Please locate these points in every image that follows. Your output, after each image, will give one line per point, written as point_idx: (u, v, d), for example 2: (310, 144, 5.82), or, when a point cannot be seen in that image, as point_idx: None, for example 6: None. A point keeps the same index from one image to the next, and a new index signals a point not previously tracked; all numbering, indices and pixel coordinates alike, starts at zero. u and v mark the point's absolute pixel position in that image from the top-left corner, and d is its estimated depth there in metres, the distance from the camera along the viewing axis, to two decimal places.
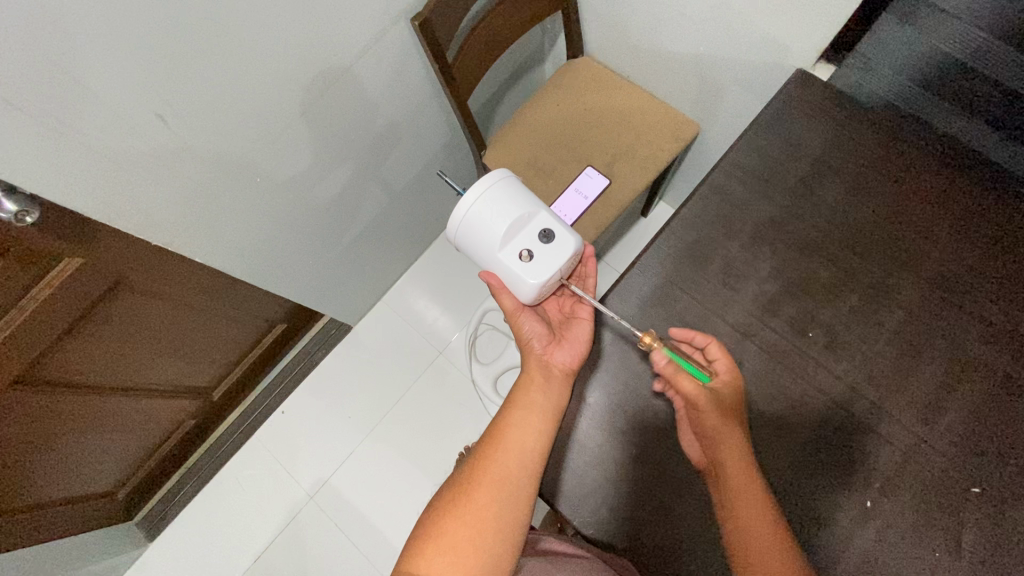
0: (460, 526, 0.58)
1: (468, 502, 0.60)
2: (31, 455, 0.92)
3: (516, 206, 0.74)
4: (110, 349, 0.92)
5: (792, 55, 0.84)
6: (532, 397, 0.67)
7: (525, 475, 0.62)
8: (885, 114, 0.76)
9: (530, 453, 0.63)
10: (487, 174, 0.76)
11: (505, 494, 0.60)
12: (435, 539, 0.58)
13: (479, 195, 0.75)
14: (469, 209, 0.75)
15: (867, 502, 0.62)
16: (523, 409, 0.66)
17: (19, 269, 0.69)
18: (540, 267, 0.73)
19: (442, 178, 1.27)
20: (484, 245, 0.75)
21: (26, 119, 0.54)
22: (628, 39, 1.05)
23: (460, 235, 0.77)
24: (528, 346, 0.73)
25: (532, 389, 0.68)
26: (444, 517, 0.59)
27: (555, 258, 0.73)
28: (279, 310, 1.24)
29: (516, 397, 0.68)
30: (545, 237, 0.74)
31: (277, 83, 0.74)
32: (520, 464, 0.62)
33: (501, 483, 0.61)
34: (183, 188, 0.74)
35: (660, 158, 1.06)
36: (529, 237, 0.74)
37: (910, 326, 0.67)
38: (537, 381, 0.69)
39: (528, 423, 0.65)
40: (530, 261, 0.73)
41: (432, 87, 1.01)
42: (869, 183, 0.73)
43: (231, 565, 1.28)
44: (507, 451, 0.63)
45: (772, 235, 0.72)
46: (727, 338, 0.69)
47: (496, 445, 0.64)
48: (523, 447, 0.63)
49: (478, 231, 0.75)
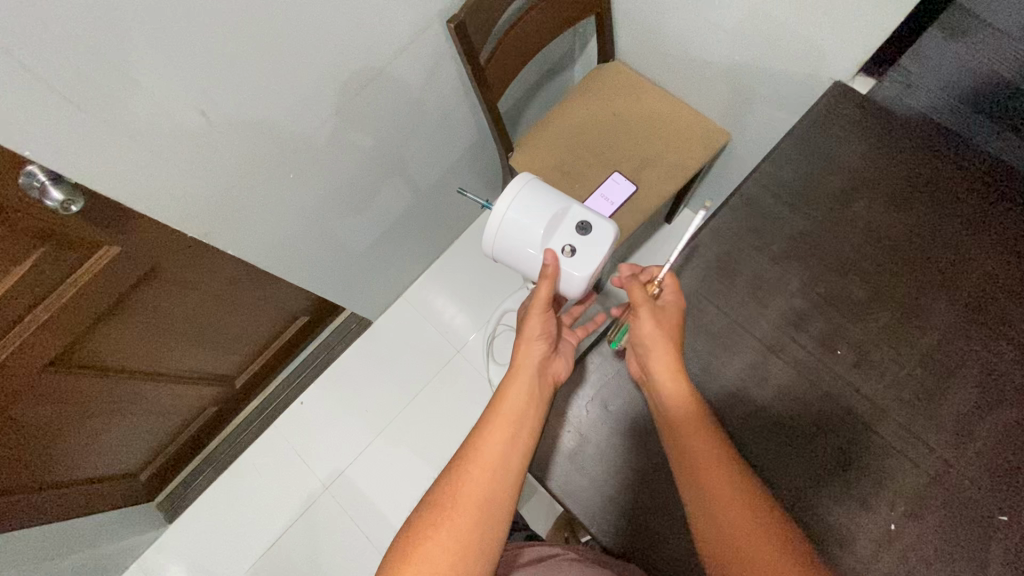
0: (443, 549, 0.55)
1: (447, 522, 0.57)
2: (59, 434, 0.95)
3: (549, 204, 0.77)
4: (140, 335, 0.94)
5: (833, 64, 0.82)
6: (518, 417, 0.66)
7: (506, 491, 0.60)
8: (923, 129, 0.74)
9: (512, 472, 0.62)
10: (514, 180, 0.79)
11: (486, 514, 0.58)
12: (415, 563, 0.54)
13: (512, 201, 0.78)
14: (507, 215, 0.78)
15: (891, 525, 0.61)
16: (508, 422, 0.65)
17: (63, 255, 0.72)
18: (586, 260, 0.76)
19: (465, 196, 1.33)
20: (525, 248, 0.78)
21: (74, 111, 0.56)
22: (661, 45, 1.04)
23: (501, 243, 0.80)
24: (529, 345, 0.73)
25: (518, 408, 0.66)
26: (422, 539, 0.56)
27: (596, 250, 0.76)
28: (302, 303, 1.26)
29: (496, 411, 0.66)
30: (581, 229, 0.77)
31: (314, 80, 0.75)
32: (502, 479, 0.61)
33: (484, 502, 0.59)
34: (219, 180, 0.75)
35: (687, 166, 1.05)
36: (567, 233, 0.77)
37: (941, 347, 0.66)
38: (528, 398, 0.68)
39: (513, 444, 0.63)
40: (573, 256, 0.77)
41: (463, 89, 1.02)
42: (905, 200, 0.72)
43: (247, 550, 1.30)
44: (488, 468, 0.61)
45: (803, 249, 0.72)
46: (753, 352, 0.69)
47: (476, 461, 0.61)
48: (506, 467, 0.62)
49: (518, 238, 0.78)
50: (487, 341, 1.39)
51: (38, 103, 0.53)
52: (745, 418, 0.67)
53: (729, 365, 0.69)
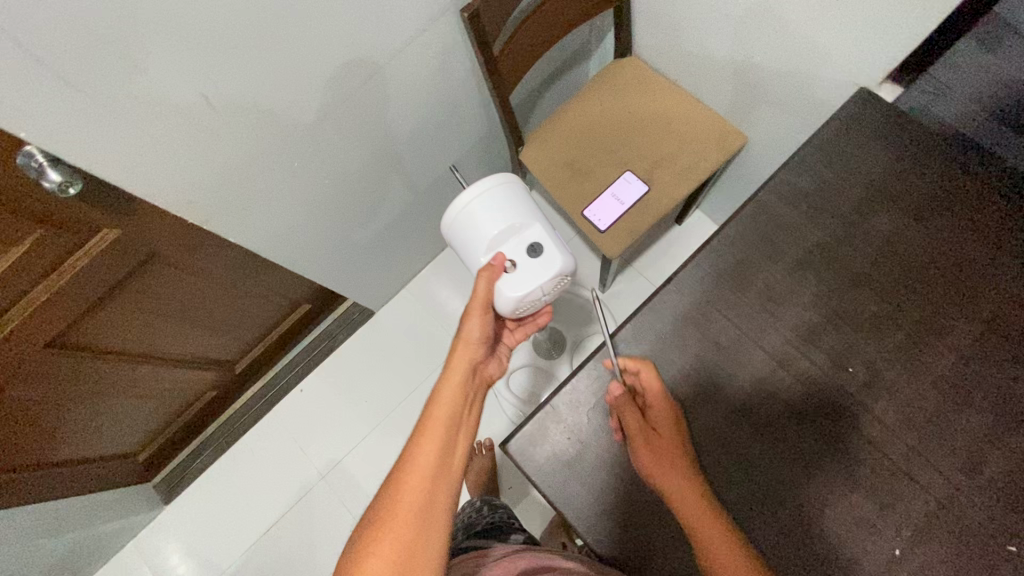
0: (387, 567, 0.51)
1: (389, 538, 0.52)
2: (55, 414, 0.95)
3: (512, 214, 0.75)
4: (139, 319, 0.93)
5: (862, 69, 0.78)
6: (456, 412, 0.62)
7: (450, 495, 0.57)
8: (952, 139, 0.71)
9: (454, 471, 0.59)
10: (490, 177, 0.77)
11: (432, 521, 0.54)
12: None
13: (484, 191, 0.75)
14: (474, 201, 0.75)
15: (894, 550, 0.60)
16: (446, 421, 0.61)
17: (61, 237, 0.71)
18: (523, 281, 0.74)
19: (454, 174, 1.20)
20: (476, 238, 0.76)
21: (75, 93, 0.54)
22: (680, 41, 1.01)
23: (456, 223, 0.77)
24: (467, 344, 0.69)
25: (456, 402, 0.63)
26: (365, 557, 0.51)
27: (536, 277, 0.74)
28: (304, 291, 1.25)
29: (433, 408, 0.62)
30: (533, 251, 0.75)
31: (321, 68, 0.73)
32: (444, 483, 0.57)
33: (426, 512, 0.55)
34: (222, 168, 0.74)
35: (702, 167, 1.02)
36: (517, 247, 0.76)
37: (958, 369, 0.64)
38: (466, 392, 0.65)
39: (453, 442, 0.60)
40: (512, 271, 0.75)
41: (475, 81, 0.99)
42: (928, 215, 0.69)
43: (242, 535, 1.31)
44: (429, 474, 0.57)
45: (819, 262, 0.69)
46: (762, 366, 0.67)
47: (414, 469, 0.57)
48: (449, 468, 0.58)
49: (471, 229, 0.76)
50: None
51: (35, 85, 0.51)
52: (748, 435, 0.65)
53: (737, 379, 0.67)
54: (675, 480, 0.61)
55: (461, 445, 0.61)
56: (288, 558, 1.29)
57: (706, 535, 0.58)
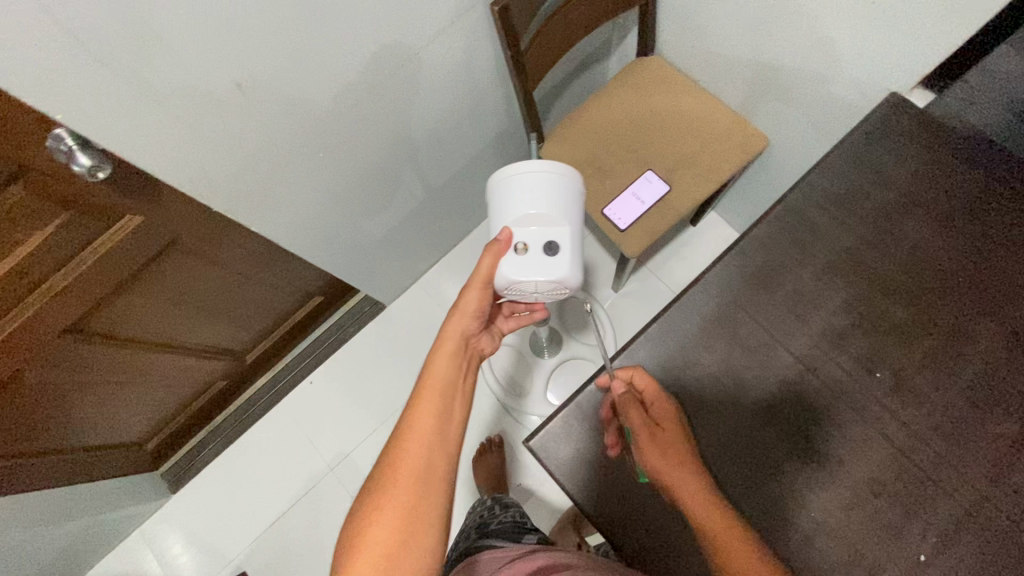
0: (387, 532, 0.53)
1: (387, 504, 0.55)
2: (67, 400, 0.95)
3: (553, 204, 0.67)
4: (156, 307, 0.93)
5: (890, 74, 0.78)
6: (449, 380, 0.63)
7: (445, 462, 0.58)
8: (986, 147, 0.70)
9: (450, 438, 0.60)
10: (554, 163, 0.69)
11: (429, 486, 0.56)
12: (360, 552, 0.53)
13: (538, 171, 0.67)
14: (524, 174, 0.67)
15: (920, 555, 0.60)
16: (440, 389, 0.62)
17: (86, 222, 0.71)
18: (523, 265, 0.66)
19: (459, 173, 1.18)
20: (504, 207, 0.68)
21: (112, 76, 0.54)
22: (706, 41, 1.01)
23: (495, 187, 0.70)
24: (460, 317, 0.67)
25: (448, 370, 0.64)
26: (367, 525, 0.54)
27: (537, 271, 0.66)
28: (317, 283, 1.24)
29: (426, 377, 0.63)
30: (550, 248, 0.67)
31: (351, 59, 0.72)
32: (440, 450, 0.58)
33: (422, 477, 0.56)
34: (248, 156, 0.73)
35: (724, 169, 1.02)
36: (538, 236, 0.67)
37: (987, 378, 0.63)
38: (457, 361, 0.65)
39: (447, 410, 0.61)
40: (521, 253, 0.66)
41: (499, 76, 0.98)
42: (959, 222, 0.68)
43: (249, 525, 1.31)
44: (423, 441, 0.58)
45: (848, 266, 0.69)
46: (789, 369, 0.67)
47: (409, 439, 0.58)
48: (444, 434, 0.59)
49: (506, 196, 0.68)
50: None
51: (74, 64, 0.51)
52: (773, 437, 0.65)
53: (763, 382, 0.67)
54: (686, 486, 0.62)
55: (456, 412, 0.62)
56: (294, 550, 1.29)
57: (724, 547, 0.58)
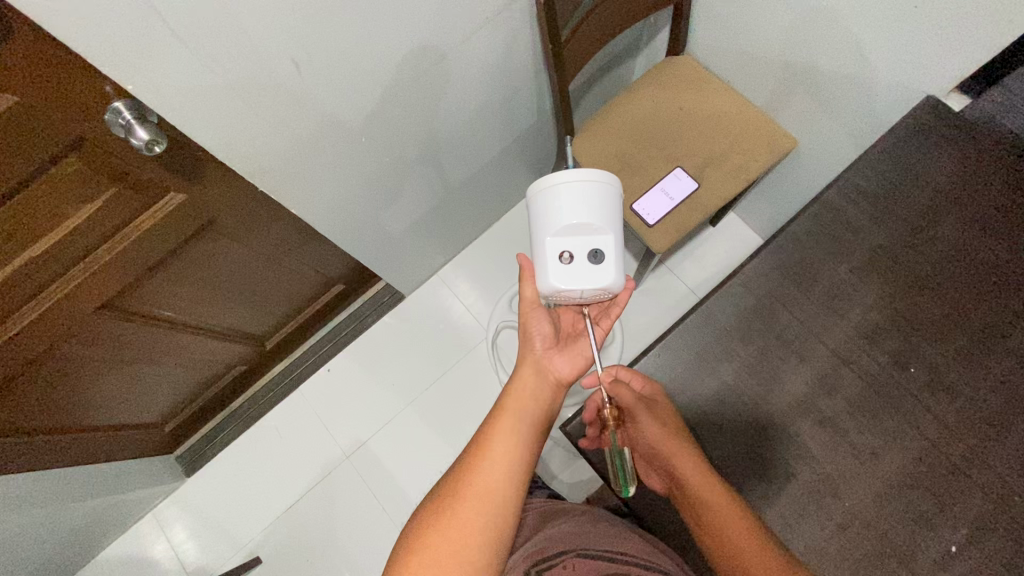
0: (446, 540, 0.56)
1: (452, 514, 0.58)
2: (93, 378, 0.95)
3: (592, 213, 0.67)
4: (188, 287, 0.93)
5: (927, 76, 0.78)
6: (521, 405, 0.66)
7: (512, 487, 0.60)
8: (1021, 151, 0.72)
9: (517, 463, 0.62)
10: (590, 169, 0.67)
11: (492, 505, 0.59)
12: (420, 553, 0.56)
13: (580, 179, 0.67)
14: (566, 183, 0.67)
15: (951, 546, 0.61)
16: (514, 416, 0.65)
17: (130, 197, 0.71)
18: (569, 277, 0.68)
19: (487, 169, 1.19)
20: (547, 218, 0.68)
21: (179, 47, 0.54)
22: (739, 42, 1.02)
23: (535, 197, 0.70)
24: (530, 341, 0.73)
25: (523, 396, 0.67)
26: (429, 529, 0.57)
27: (583, 281, 0.68)
28: (340, 270, 1.25)
29: (503, 402, 0.67)
30: (594, 256, 0.68)
31: (401, 44, 0.73)
32: (508, 474, 0.61)
33: (489, 496, 0.59)
34: (295, 137, 0.74)
35: (752, 168, 1.03)
36: (582, 245, 0.68)
37: (1021, 375, 0.65)
38: (531, 387, 0.68)
39: (517, 433, 0.64)
40: (565, 264, 0.68)
41: (535, 70, 1.00)
42: (995, 224, 0.70)
43: (263, 510, 1.31)
44: (494, 462, 0.61)
45: (884, 263, 0.70)
46: (824, 361, 0.69)
47: (481, 457, 0.61)
48: (512, 457, 0.62)
49: (544, 208, 0.68)
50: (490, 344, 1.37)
51: (147, 36, 0.52)
52: (806, 427, 0.67)
53: (799, 373, 0.69)
54: (682, 463, 0.64)
55: (526, 438, 0.64)
56: (308, 536, 1.29)
57: (719, 529, 0.61)
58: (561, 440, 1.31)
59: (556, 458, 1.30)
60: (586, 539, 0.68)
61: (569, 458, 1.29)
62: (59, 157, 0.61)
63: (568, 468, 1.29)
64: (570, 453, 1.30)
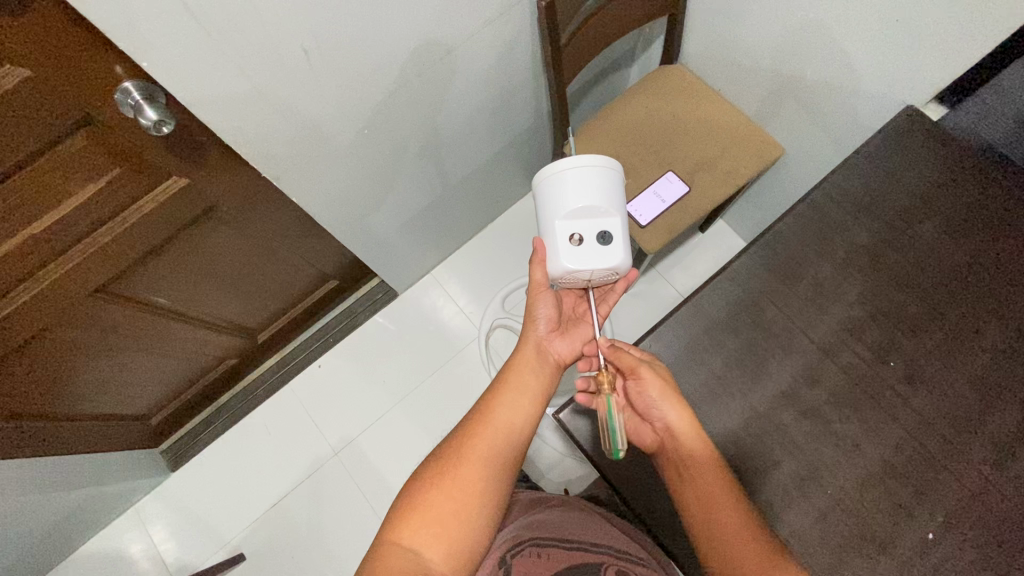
0: (448, 499, 0.61)
1: (455, 476, 0.63)
2: (82, 364, 0.94)
3: (600, 196, 0.71)
4: (184, 274, 0.94)
5: (906, 87, 0.82)
6: (524, 380, 0.72)
7: (511, 454, 0.66)
8: (994, 159, 0.76)
9: (517, 433, 0.68)
10: (596, 156, 0.72)
11: (493, 470, 0.64)
12: (422, 512, 0.60)
13: (588, 165, 0.71)
14: (574, 168, 0.71)
15: (928, 533, 0.63)
16: (516, 391, 0.70)
17: (133, 177, 0.72)
18: (580, 257, 0.71)
19: (487, 169, 1.23)
20: (557, 201, 0.71)
21: (194, 28, 0.56)
22: (730, 53, 1.06)
23: (544, 183, 0.73)
24: (534, 324, 0.76)
25: (526, 372, 0.73)
26: (431, 489, 0.62)
27: (593, 261, 0.71)
28: (335, 265, 1.25)
29: (506, 376, 0.72)
30: (602, 237, 0.72)
31: (406, 39, 0.75)
32: (508, 444, 0.66)
33: (489, 463, 0.64)
34: (300, 126, 0.75)
35: (740, 173, 1.07)
36: (591, 227, 0.71)
37: (992, 369, 0.67)
38: (532, 364, 0.74)
39: (518, 405, 0.69)
40: (575, 245, 0.72)
41: (535, 72, 1.03)
42: (969, 227, 0.73)
43: (248, 506, 1.30)
44: (496, 431, 0.67)
45: (865, 261, 0.74)
46: (808, 354, 0.71)
47: (484, 426, 0.67)
48: (512, 427, 0.68)
49: (555, 193, 0.72)
50: (483, 342, 1.38)
51: (166, 17, 0.54)
52: (790, 417, 0.69)
53: (784, 365, 0.71)
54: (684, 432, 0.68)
55: (526, 410, 0.70)
56: (294, 533, 1.28)
57: (706, 496, 0.65)
58: (550, 439, 1.31)
59: (545, 458, 1.30)
60: (568, 532, 0.69)
61: (557, 457, 1.30)
62: (67, 134, 0.62)
63: (556, 467, 1.30)
64: (558, 452, 1.30)
